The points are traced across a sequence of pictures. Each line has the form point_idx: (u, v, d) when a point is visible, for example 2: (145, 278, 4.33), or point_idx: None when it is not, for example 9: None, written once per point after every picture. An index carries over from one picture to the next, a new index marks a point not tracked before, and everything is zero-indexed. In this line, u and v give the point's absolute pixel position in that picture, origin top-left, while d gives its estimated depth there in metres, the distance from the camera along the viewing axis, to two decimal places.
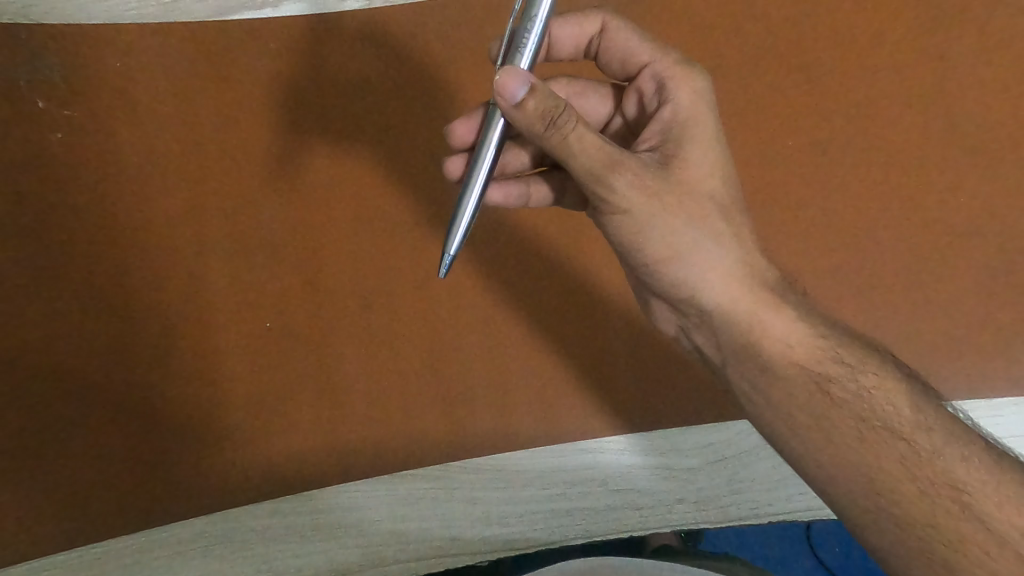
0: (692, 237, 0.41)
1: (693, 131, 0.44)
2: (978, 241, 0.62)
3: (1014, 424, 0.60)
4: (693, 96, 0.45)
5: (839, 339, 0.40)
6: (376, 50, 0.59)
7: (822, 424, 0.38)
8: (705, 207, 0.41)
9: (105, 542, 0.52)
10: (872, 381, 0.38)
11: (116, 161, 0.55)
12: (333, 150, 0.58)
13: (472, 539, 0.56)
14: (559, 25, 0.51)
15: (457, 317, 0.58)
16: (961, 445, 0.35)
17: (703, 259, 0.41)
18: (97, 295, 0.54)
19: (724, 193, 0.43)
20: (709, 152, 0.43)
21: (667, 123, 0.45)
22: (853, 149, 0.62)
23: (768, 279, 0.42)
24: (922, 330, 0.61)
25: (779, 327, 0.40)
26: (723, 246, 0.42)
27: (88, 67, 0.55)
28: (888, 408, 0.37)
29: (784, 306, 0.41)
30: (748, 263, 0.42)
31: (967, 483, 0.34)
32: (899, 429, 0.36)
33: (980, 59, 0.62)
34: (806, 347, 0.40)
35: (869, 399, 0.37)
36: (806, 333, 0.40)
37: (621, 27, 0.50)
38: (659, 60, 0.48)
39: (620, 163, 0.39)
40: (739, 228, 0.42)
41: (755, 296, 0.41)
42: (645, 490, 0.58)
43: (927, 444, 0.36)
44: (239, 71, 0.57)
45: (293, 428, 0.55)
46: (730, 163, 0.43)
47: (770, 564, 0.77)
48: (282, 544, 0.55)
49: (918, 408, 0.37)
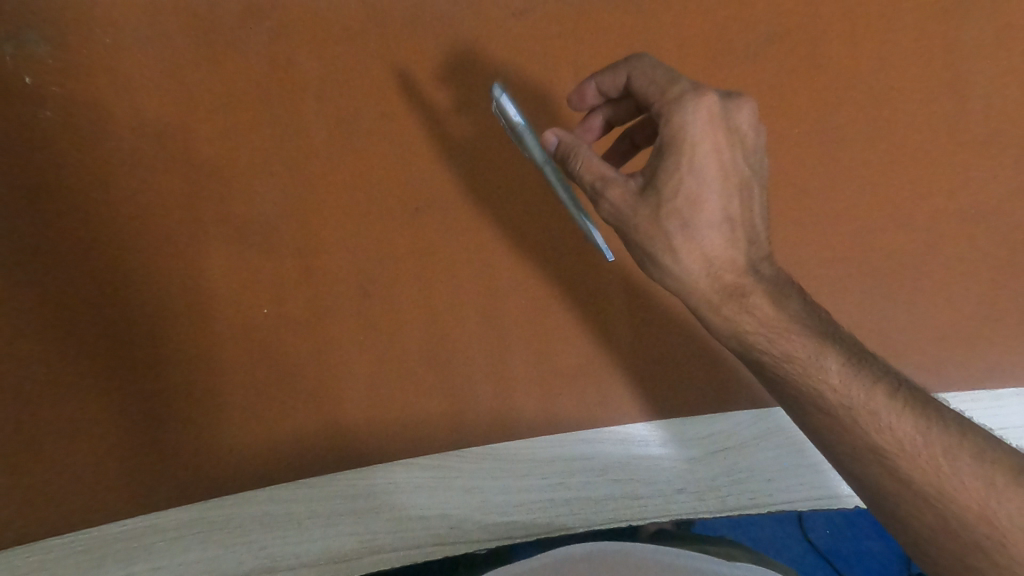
0: (657, 250, 0.45)
1: (676, 151, 0.44)
2: (984, 229, 0.60)
3: (1014, 415, 0.58)
4: (683, 122, 0.44)
5: (787, 329, 0.44)
6: (377, 31, 0.57)
7: (779, 397, 0.45)
8: (679, 226, 0.44)
9: (101, 527, 0.52)
10: (803, 363, 0.43)
11: (110, 141, 0.54)
12: (331, 129, 0.56)
13: (472, 527, 0.56)
14: (597, 78, 0.52)
15: (458, 302, 0.57)
16: (890, 418, 0.40)
17: (666, 270, 0.45)
18: (90, 276, 0.53)
19: (702, 211, 0.44)
20: (691, 173, 0.44)
21: (664, 144, 0.44)
22: (860, 137, 0.61)
23: (728, 284, 0.44)
24: (928, 319, 0.59)
25: (719, 324, 0.46)
26: (688, 260, 0.44)
27: (76, 44, 0.54)
28: (819, 387, 0.42)
29: (728, 310, 0.45)
30: (713, 274, 0.44)
31: (889, 449, 0.40)
32: (829, 404, 0.42)
33: (981, 46, 0.61)
34: (745, 339, 0.45)
35: (802, 375, 0.43)
36: (744, 327, 0.45)
37: (643, 76, 0.49)
38: (664, 94, 0.46)
39: (601, 192, 0.45)
40: (712, 244, 0.44)
41: (711, 301, 0.45)
42: (646, 480, 0.57)
43: (848, 415, 0.41)
44: (233, 48, 0.56)
45: (292, 412, 0.54)
46: (714, 187, 0.44)
47: (763, 545, 0.83)
48: (281, 530, 0.53)
49: (848, 382, 0.42)
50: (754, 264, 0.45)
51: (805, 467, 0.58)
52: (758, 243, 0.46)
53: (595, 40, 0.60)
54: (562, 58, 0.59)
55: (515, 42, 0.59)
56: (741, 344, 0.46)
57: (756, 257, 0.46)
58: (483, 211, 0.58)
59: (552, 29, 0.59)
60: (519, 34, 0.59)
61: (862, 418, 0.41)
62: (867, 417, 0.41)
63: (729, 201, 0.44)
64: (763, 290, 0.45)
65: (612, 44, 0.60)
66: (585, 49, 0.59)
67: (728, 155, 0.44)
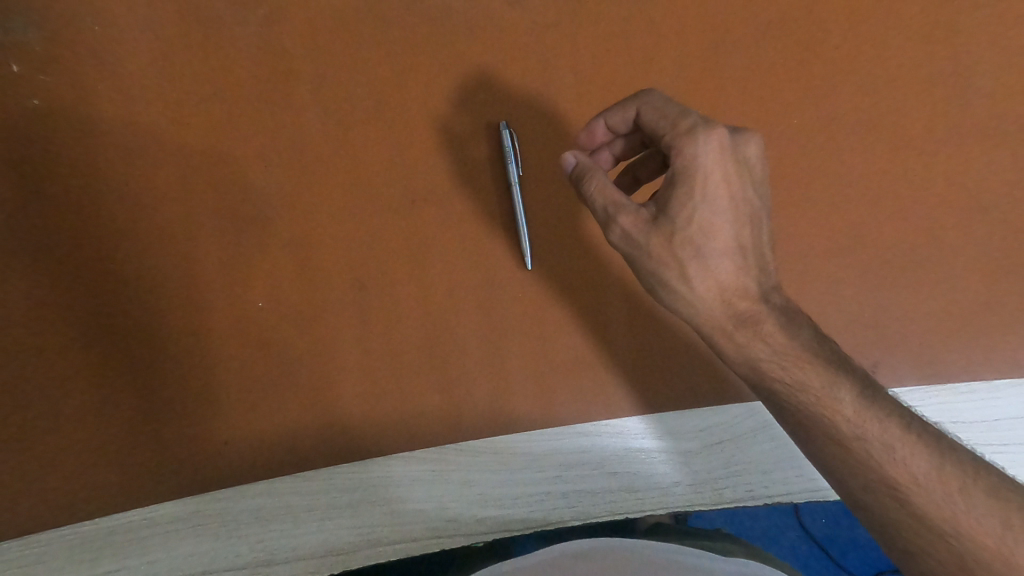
0: (670, 276, 0.46)
1: (688, 180, 0.46)
2: (988, 220, 0.59)
3: (1013, 406, 0.57)
4: (694, 155, 0.46)
5: (799, 359, 0.45)
6: (370, 21, 0.57)
7: (792, 430, 0.46)
8: (690, 254, 0.46)
9: (95, 520, 0.51)
10: (816, 394, 0.44)
11: (101, 130, 0.53)
12: (325, 121, 0.56)
13: (468, 521, 0.54)
14: (606, 116, 0.53)
15: (454, 295, 0.56)
16: (904, 452, 0.42)
17: (679, 295, 0.47)
18: (84, 267, 0.52)
19: (713, 240, 0.46)
20: (703, 204, 0.46)
21: (675, 175, 0.46)
22: (862, 125, 0.59)
23: (741, 312, 0.46)
24: (931, 311, 0.58)
25: (732, 352, 0.47)
26: (702, 288, 0.46)
27: (66, 30, 0.53)
28: (833, 418, 0.43)
29: (741, 340, 0.46)
30: (726, 302, 0.46)
31: (907, 486, 0.41)
32: (838, 436, 0.43)
33: (988, 32, 0.60)
34: (760, 369, 0.46)
35: (813, 406, 0.44)
36: (756, 355, 0.46)
37: (652, 111, 0.50)
38: (673, 126, 0.48)
39: (614, 216, 0.47)
40: (725, 272, 0.46)
41: (725, 328, 0.46)
42: (644, 473, 0.56)
43: (862, 447, 0.43)
44: (226, 37, 0.55)
45: (287, 405, 0.54)
46: (724, 219, 0.46)
47: (762, 536, 0.84)
48: (275, 524, 0.52)
49: (859, 413, 0.43)
50: (766, 294, 0.47)
51: (804, 459, 0.58)
52: (768, 271, 0.47)
53: (590, 28, 0.59)
54: (559, 48, 0.58)
55: (509, 30, 0.58)
56: (755, 373, 0.47)
57: (767, 286, 0.47)
58: (478, 202, 0.57)
59: (548, 18, 0.58)
60: (515, 22, 0.58)
61: (876, 452, 0.42)
62: (880, 450, 0.42)
63: (739, 231, 0.47)
64: (775, 319, 0.46)
65: (607, 31, 0.59)
66: (582, 38, 0.59)
67: (738, 186, 0.47)
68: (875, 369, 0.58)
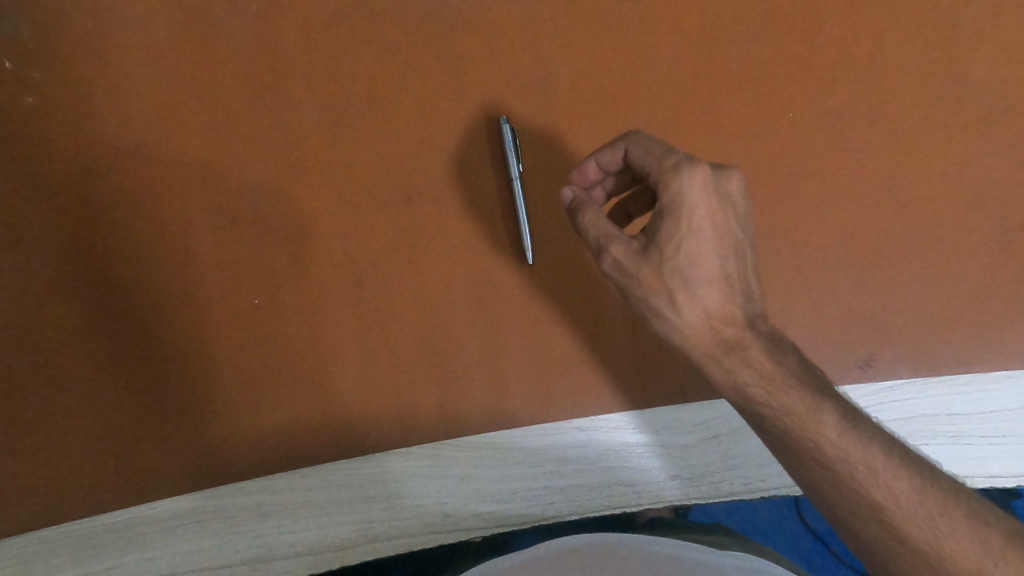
0: (659, 304, 0.46)
1: (674, 213, 0.46)
2: (984, 212, 0.59)
3: (1007, 397, 0.57)
4: (678, 190, 0.46)
5: (785, 383, 0.45)
6: (365, 17, 0.56)
7: (779, 455, 0.46)
8: (678, 283, 0.46)
9: (95, 517, 0.51)
10: (801, 418, 0.44)
11: (95, 128, 0.53)
12: (320, 119, 0.56)
13: (466, 516, 0.54)
14: (597, 157, 0.53)
15: (451, 291, 0.56)
16: (887, 475, 0.42)
17: (668, 322, 0.47)
18: (80, 265, 0.52)
19: (699, 269, 0.46)
20: (690, 235, 0.46)
21: (662, 209, 0.47)
22: (858, 119, 0.59)
23: (727, 338, 0.46)
24: (927, 304, 0.58)
25: (720, 377, 0.47)
26: (689, 314, 0.46)
27: (58, 28, 0.53)
28: (818, 441, 0.44)
29: (730, 367, 0.46)
30: (714, 328, 0.46)
31: (888, 507, 0.42)
32: (825, 460, 0.43)
33: (985, 24, 0.59)
34: (747, 394, 0.46)
35: (800, 430, 0.44)
36: (743, 380, 0.46)
37: (639, 150, 0.50)
38: (659, 162, 0.48)
39: (605, 246, 0.48)
40: (712, 299, 0.46)
41: (712, 354, 0.46)
42: (641, 468, 0.56)
43: (845, 469, 0.43)
44: (219, 34, 0.55)
45: (285, 403, 0.54)
46: (710, 251, 0.46)
47: (762, 529, 0.84)
48: (273, 520, 0.53)
49: (843, 436, 0.43)
50: (752, 320, 0.47)
51: None
52: (754, 299, 0.48)
53: (587, 21, 0.58)
54: (555, 41, 0.58)
55: (504, 24, 0.58)
56: (742, 398, 0.47)
57: (753, 312, 0.47)
58: (475, 198, 0.57)
59: (544, 12, 0.58)
60: (510, 16, 0.58)
61: (861, 476, 0.42)
62: (865, 473, 0.42)
63: (725, 260, 0.47)
64: (761, 344, 0.46)
65: (603, 26, 0.58)
66: (578, 32, 0.58)
67: (722, 218, 0.47)
68: (871, 360, 0.58)
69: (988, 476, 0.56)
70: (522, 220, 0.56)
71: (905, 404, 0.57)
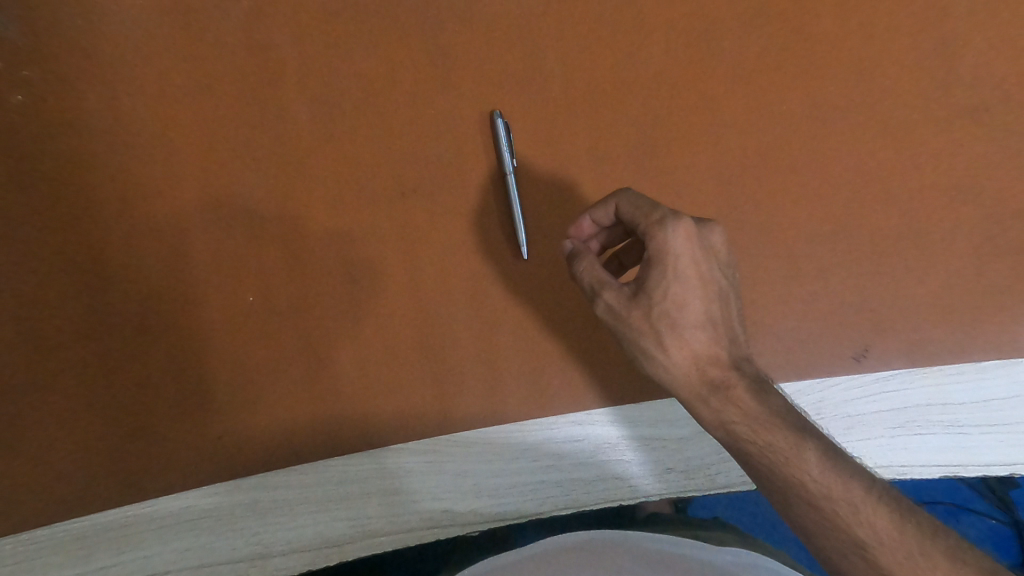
0: (649, 345, 0.47)
1: (659, 262, 0.46)
2: (975, 201, 0.59)
3: (1000, 386, 0.57)
4: (664, 241, 0.46)
5: (769, 421, 0.44)
6: (356, 14, 0.56)
7: (765, 492, 0.45)
8: (666, 327, 0.46)
9: (90, 517, 0.51)
10: (785, 455, 0.44)
11: (86, 127, 0.53)
12: (312, 115, 0.55)
13: (463, 512, 0.55)
14: (590, 213, 0.52)
15: (445, 287, 0.56)
16: (867, 512, 0.41)
17: (657, 362, 0.47)
18: (73, 264, 0.52)
19: (687, 314, 0.46)
20: (676, 282, 0.46)
21: (650, 261, 0.47)
22: (851, 110, 0.59)
23: (712, 378, 0.46)
24: (919, 295, 0.59)
25: (707, 416, 0.46)
26: (677, 356, 0.46)
27: (47, 25, 0.53)
28: (801, 478, 0.43)
29: (718, 408, 0.46)
30: (700, 368, 0.46)
31: (870, 542, 0.41)
32: (808, 497, 0.43)
33: (975, 13, 0.59)
34: (733, 432, 0.45)
35: (784, 469, 0.43)
36: (729, 418, 0.45)
37: (628, 206, 0.49)
38: (646, 218, 0.48)
39: (598, 291, 0.48)
40: (699, 341, 0.46)
41: (699, 394, 0.46)
42: (638, 461, 0.56)
43: (829, 506, 0.42)
44: (209, 31, 0.55)
45: (280, 400, 0.54)
46: (698, 302, 0.46)
47: (764, 524, 0.83)
48: (271, 516, 0.53)
49: (825, 473, 0.43)
50: (737, 361, 0.47)
51: None
52: (739, 341, 0.47)
53: (579, 15, 0.58)
54: (547, 35, 0.58)
55: (496, 18, 0.58)
56: (729, 436, 0.46)
57: (738, 354, 0.47)
58: (468, 193, 0.57)
59: (536, 6, 0.58)
60: (502, 10, 0.58)
61: (843, 512, 0.42)
62: (846, 510, 0.42)
63: (710, 304, 0.47)
64: (746, 384, 0.45)
65: (595, 20, 0.58)
66: (571, 25, 0.58)
67: (707, 268, 0.47)
68: (866, 352, 0.58)
69: (985, 465, 0.56)
70: (517, 216, 0.56)
71: (898, 394, 0.57)
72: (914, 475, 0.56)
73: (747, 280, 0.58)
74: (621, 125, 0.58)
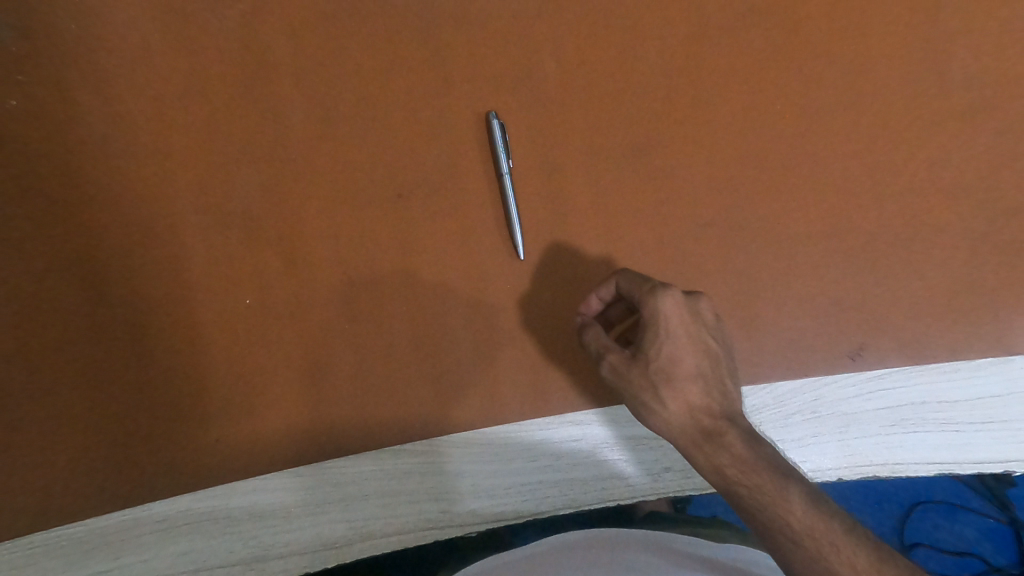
0: (647, 399, 0.47)
1: (652, 325, 0.47)
2: (968, 198, 0.59)
3: (991, 383, 0.57)
4: (655, 308, 0.47)
5: (759, 467, 0.44)
6: (350, 18, 0.56)
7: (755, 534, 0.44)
8: (664, 385, 0.46)
9: (88, 521, 0.51)
10: (769, 492, 0.43)
11: (81, 131, 0.53)
12: (307, 118, 0.55)
13: (462, 512, 0.55)
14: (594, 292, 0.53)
15: (441, 289, 0.56)
16: (848, 550, 0.41)
17: (656, 415, 0.47)
18: (69, 269, 0.52)
19: (681, 371, 0.47)
20: (668, 342, 0.47)
21: (645, 327, 0.48)
22: (845, 108, 0.59)
23: (706, 427, 0.46)
24: (912, 293, 0.59)
25: (702, 463, 0.46)
26: (673, 407, 0.46)
27: (42, 30, 0.53)
28: (786, 518, 0.42)
29: (711, 454, 0.45)
30: (694, 417, 0.46)
31: None
32: (793, 535, 0.42)
33: (967, 11, 0.60)
34: (725, 475, 0.45)
35: (768, 507, 0.43)
36: (722, 463, 0.45)
37: (624, 282, 0.51)
38: (639, 289, 0.49)
39: (602, 354, 0.50)
40: (694, 393, 0.46)
41: (693, 442, 0.46)
42: (636, 460, 0.57)
43: (813, 545, 0.41)
44: (204, 34, 0.55)
45: (277, 403, 0.54)
46: (693, 364, 0.47)
47: None
48: (269, 518, 0.53)
49: (808, 513, 0.42)
50: (732, 414, 0.46)
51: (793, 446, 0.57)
52: (732, 396, 0.48)
53: (572, 17, 0.58)
54: (542, 36, 0.58)
55: (490, 19, 0.58)
56: (722, 480, 0.45)
57: (733, 408, 0.47)
58: (462, 194, 0.57)
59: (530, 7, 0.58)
60: (495, 11, 0.58)
61: (827, 551, 0.41)
62: (829, 548, 0.41)
63: (702, 362, 0.47)
64: (739, 432, 0.45)
65: (589, 21, 0.58)
66: (565, 26, 0.58)
67: (699, 334, 0.48)
68: (861, 350, 0.58)
69: (978, 462, 0.56)
70: (512, 216, 0.56)
71: (893, 391, 0.57)
72: (909, 473, 0.57)
73: (742, 280, 0.59)
74: (616, 126, 0.58)
